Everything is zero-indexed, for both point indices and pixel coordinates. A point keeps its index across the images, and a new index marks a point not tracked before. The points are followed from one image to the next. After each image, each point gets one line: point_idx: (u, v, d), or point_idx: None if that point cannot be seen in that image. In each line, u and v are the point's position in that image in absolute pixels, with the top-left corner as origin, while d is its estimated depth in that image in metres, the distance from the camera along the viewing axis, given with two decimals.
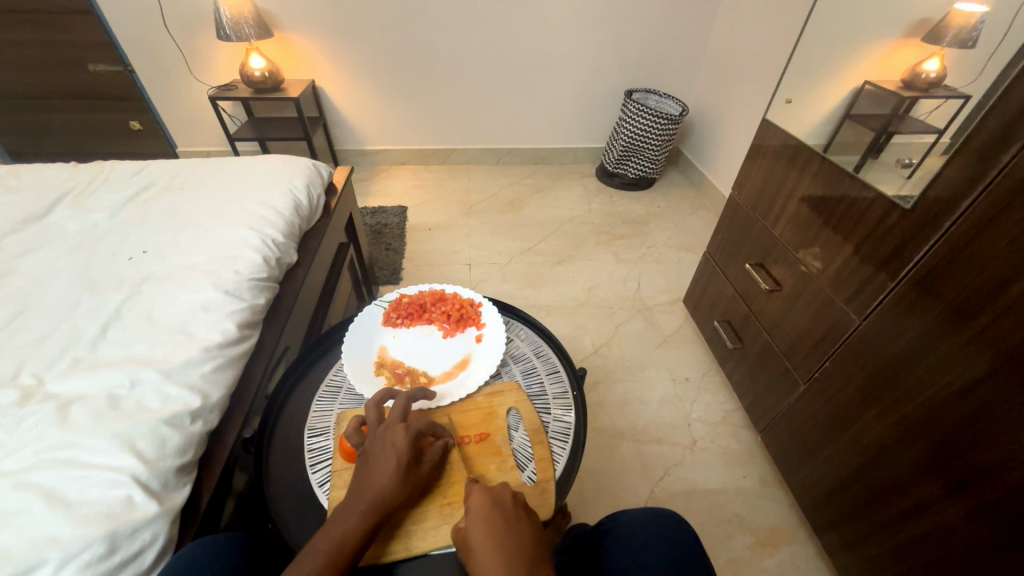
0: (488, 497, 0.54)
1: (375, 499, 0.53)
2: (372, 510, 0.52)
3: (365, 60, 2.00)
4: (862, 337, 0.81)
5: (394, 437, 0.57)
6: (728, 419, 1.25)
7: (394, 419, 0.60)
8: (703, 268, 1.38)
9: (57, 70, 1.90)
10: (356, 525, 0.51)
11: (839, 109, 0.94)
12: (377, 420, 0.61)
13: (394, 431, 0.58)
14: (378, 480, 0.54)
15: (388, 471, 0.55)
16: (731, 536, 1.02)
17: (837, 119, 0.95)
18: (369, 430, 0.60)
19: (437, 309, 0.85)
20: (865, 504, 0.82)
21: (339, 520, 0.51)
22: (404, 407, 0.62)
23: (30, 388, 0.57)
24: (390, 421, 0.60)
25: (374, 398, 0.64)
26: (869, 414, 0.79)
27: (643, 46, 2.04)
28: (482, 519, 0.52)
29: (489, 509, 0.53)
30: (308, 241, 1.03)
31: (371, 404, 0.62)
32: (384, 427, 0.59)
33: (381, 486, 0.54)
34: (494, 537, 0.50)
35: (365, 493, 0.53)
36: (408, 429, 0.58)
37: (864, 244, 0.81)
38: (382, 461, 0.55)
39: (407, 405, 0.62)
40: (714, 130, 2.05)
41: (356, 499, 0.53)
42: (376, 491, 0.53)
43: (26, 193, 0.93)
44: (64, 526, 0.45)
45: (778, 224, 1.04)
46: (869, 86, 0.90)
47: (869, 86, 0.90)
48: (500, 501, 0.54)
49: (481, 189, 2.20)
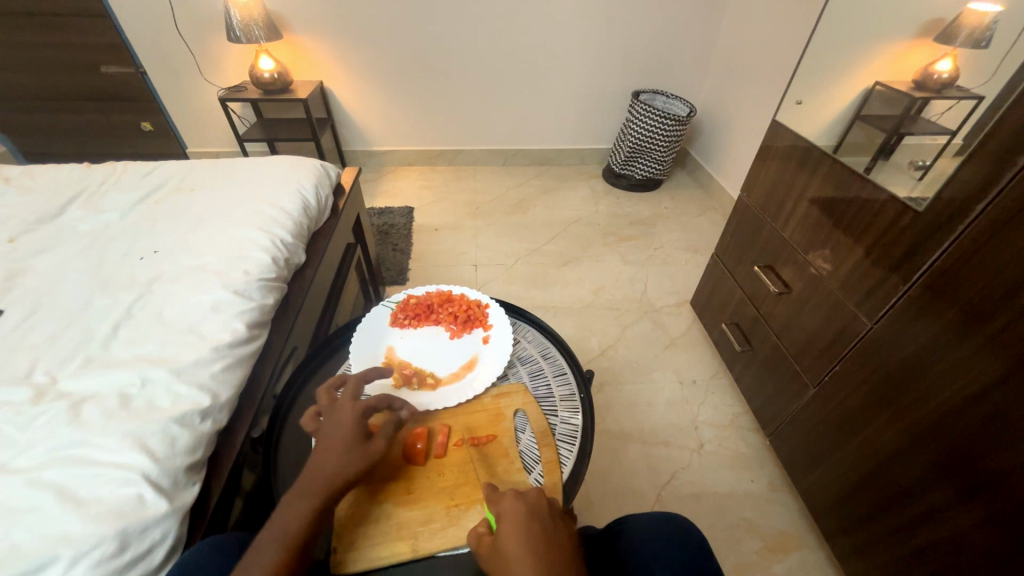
0: (522, 502, 0.53)
1: (328, 476, 0.54)
2: (326, 487, 0.53)
3: (373, 62, 2.01)
4: (873, 340, 0.80)
5: (342, 416, 0.59)
6: (736, 422, 1.24)
7: (344, 399, 0.62)
8: (711, 270, 1.37)
9: (71, 71, 1.92)
10: (312, 500, 0.52)
11: (849, 110, 0.94)
12: (329, 401, 0.63)
13: (342, 409, 0.60)
14: (329, 458, 0.55)
15: (338, 447, 0.56)
16: (739, 541, 1.01)
17: (847, 119, 0.94)
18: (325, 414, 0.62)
19: (444, 310, 0.85)
20: (876, 511, 0.81)
21: (296, 495, 0.52)
22: (354, 387, 0.63)
23: (43, 386, 0.58)
24: (341, 401, 0.62)
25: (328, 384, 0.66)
26: (880, 419, 0.78)
27: (650, 47, 2.03)
28: (517, 525, 0.51)
29: (523, 515, 0.52)
30: (317, 241, 1.04)
31: (324, 390, 0.64)
32: (335, 406, 0.61)
33: (332, 464, 0.55)
34: (529, 543, 0.49)
35: (316, 471, 0.54)
36: (355, 405, 0.60)
37: (875, 246, 0.80)
38: (332, 439, 0.57)
39: (358, 385, 0.64)
40: (722, 132, 2.04)
41: (310, 477, 0.54)
42: (329, 469, 0.54)
43: (40, 194, 0.94)
44: (76, 524, 0.46)
45: (787, 225, 1.03)
46: (880, 87, 0.89)
47: (880, 86, 0.89)
48: (533, 507, 0.53)
49: (487, 190, 2.20)
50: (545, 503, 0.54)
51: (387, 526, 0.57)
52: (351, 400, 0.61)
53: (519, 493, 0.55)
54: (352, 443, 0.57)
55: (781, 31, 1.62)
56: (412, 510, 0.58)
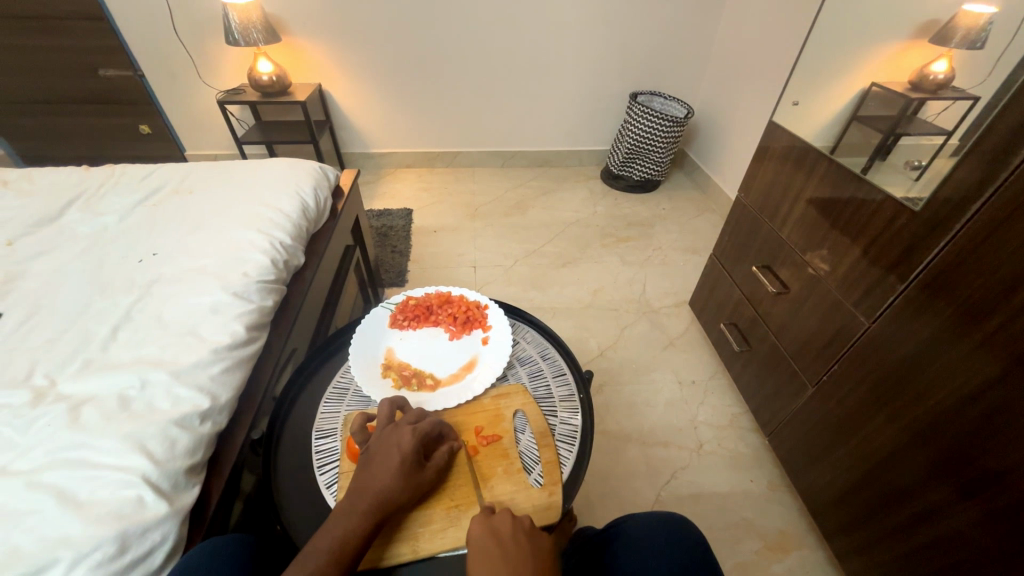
0: (474, 526, 0.53)
1: (376, 496, 0.53)
2: (373, 507, 0.53)
3: (371, 64, 2.01)
4: (871, 339, 0.80)
5: (399, 437, 0.58)
6: (734, 422, 1.24)
7: (404, 421, 0.61)
8: (709, 271, 1.37)
9: (68, 74, 1.92)
10: (358, 523, 0.51)
11: (846, 111, 0.94)
12: (387, 419, 0.62)
13: (404, 431, 0.59)
14: (380, 477, 0.55)
15: (393, 470, 0.55)
16: (738, 541, 1.01)
17: (844, 120, 0.94)
18: (378, 428, 0.61)
19: (443, 311, 0.85)
20: (875, 509, 0.81)
21: (342, 516, 0.52)
22: (414, 413, 0.63)
23: (42, 389, 0.58)
24: (398, 423, 0.61)
25: (386, 399, 0.65)
26: (879, 417, 0.79)
27: (647, 49, 2.04)
28: (473, 549, 0.51)
29: (478, 538, 0.52)
30: (315, 243, 1.04)
31: (384, 404, 0.63)
32: (392, 426, 0.60)
33: (383, 483, 0.54)
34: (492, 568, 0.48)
35: (367, 490, 0.54)
36: (415, 429, 0.59)
37: (872, 246, 0.80)
38: (386, 458, 0.56)
39: (418, 410, 0.63)
40: (720, 133, 2.04)
41: (358, 496, 0.53)
42: (379, 488, 0.54)
43: (38, 197, 0.94)
44: (75, 526, 0.46)
45: (785, 226, 1.04)
46: (876, 88, 0.90)
47: (877, 88, 0.89)
48: (487, 527, 0.53)
49: (486, 192, 2.20)
50: (498, 518, 0.53)
51: (401, 532, 0.56)
52: (411, 425, 0.60)
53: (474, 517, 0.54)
54: (409, 470, 0.56)
55: (777, 34, 1.63)
56: (413, 510, 0.58)
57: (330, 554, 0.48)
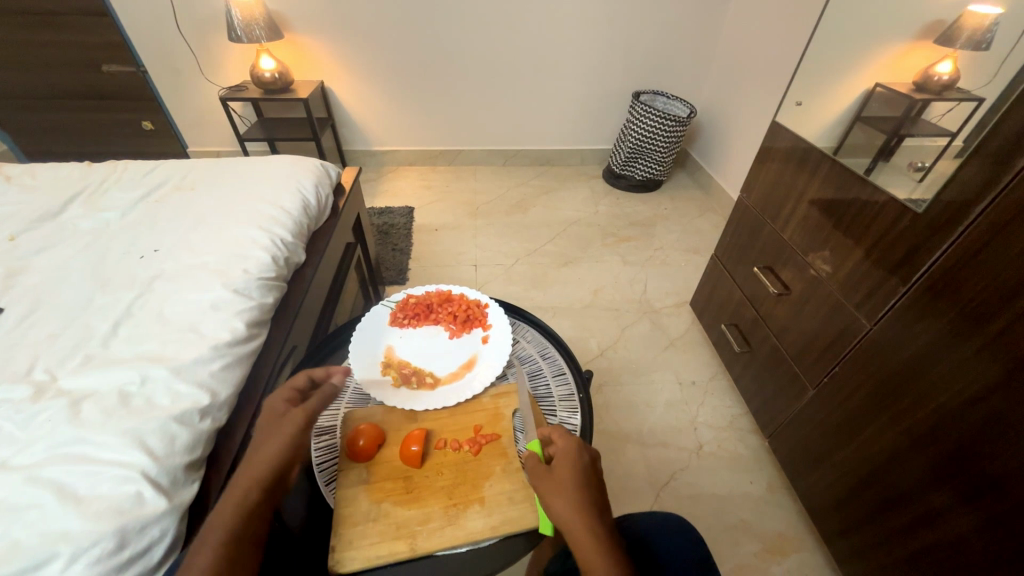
0: (581, 453, 0.58)
1: (261, 473, 0.52)
2: (262, 487, 0.51)
3: (374, 62, 2.01)
4: (872, 341, 0.80)
5: (283, 418, 0.57)
6: (734, 423, 1.24)
7: (285, 400, 0.59)
8: (710, 272, 1.37)
9: (71, 70, 1.93)
10: (246, 504, 0.50)
11: (849, 113, 0.93)
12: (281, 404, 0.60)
13: (292, 410, 0.57)
14: (264, 459, 0.53)
15: (280, 444, 0.54)
16: (738, 542, 1.01)
17: (847, 121, 0.94)
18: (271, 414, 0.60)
19: (444, 310, 0.85)
20: (876, 512, 0.81)
21: (232, 492, 0.50)
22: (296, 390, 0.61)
23: (43, 384, 0.58)
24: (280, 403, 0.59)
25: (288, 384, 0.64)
26: (881, 419, 0.78)
27: (651, 47, 2.03)
28: (576, 469, 0.56)
29: (582, 462, 0.57)
30: (317, 240, 1.04)
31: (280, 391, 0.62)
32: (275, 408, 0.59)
33: (268, 463, 0.53)
34: (583, 487, 0.54)
35: (250, 471, 0.52)
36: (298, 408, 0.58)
37: (875, 248, 0.80)
38: (270, 439, 0.55)
39: (298, 387, 0.62)
40: (723, 134, 2.04)
41: (249, 475, 0.52)
42: (261, 468, 0.52)
43: (39, 192, 0.94)
44: (76, 522, 0.46)
45: (787, 228, 1.04)
46: (880, 89, 0.89)
47: (881, 88, 0.89)
48: (588, 460, 0.58)
49: (487, 190, 2.20)
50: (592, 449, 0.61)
51: (385, 526, 0.54)
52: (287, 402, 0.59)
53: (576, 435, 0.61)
54: (296, 443, 0.55)
55: (781, 35, 1.63)
56: (407, 509, 0.56)
57: (222, 534, 0.47)
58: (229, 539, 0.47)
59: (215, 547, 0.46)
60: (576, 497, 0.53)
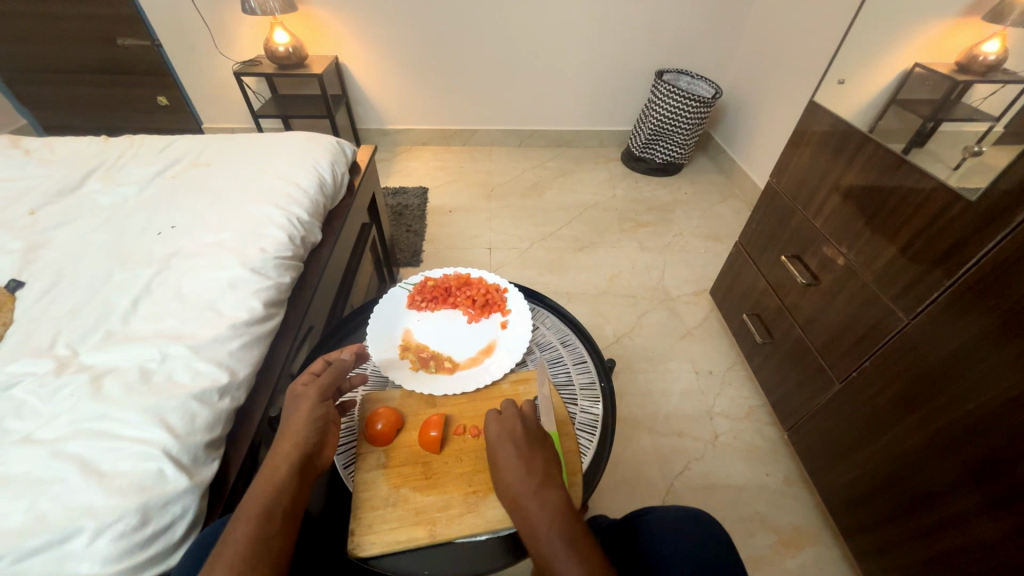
0: (500, 427, 0.57)
1: (294, 447, 0.52)
2: (296, 461, 0.51)
3: (389, 37, 1.96)
4: (908, 336, 0.76)
5: (305, 394, 0.57)
6: (751, 414, 1.21)
7: (305, 377, 0.60)
8: (733, 260, 1.33)
9: (86, 43, 1.91)
10: (284, 477, 0.50)
11: (885, 95, 0.90)
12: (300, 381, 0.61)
13: (308, 385, 0.58)
14: (293, 436, 0.53)
15: (301, 420, 0.55)
16: (752, 534, 1.00)
17: (881, 103, 0.90)
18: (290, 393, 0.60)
19: (462, 294, 0.83)
20: (900, 511, 0.79)
21: (269, 466, 0.51)
22: (314, 366, 0.62)
23: (65, 358, 0.59)
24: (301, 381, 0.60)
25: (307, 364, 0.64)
26: (912, 418, 0.75)
27: (676, 23, 1.94)
28: (499, 445, 0.55)
29: (504, 437, 0.56)
30: (333, 220, 1.03)
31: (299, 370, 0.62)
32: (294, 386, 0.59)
33: (297, 437, 0.53)
34: (511, 462, 0.53)
35: (283, 447, 0.52)
36: (318, 383, 0.58)
37: (917, 239, 0.75)
38: (295, 416, 0.55)
39: (317, 363, 0.62)
40: (749, 116, 1.95)
41: (281, 452, 0.52)
42: (297, 442, 0.53)
43: (58, 166, 0.94)
44: (99, 497, 0.46)
45: (819, 216, 0.99)
46: (919, 69, 0.85)
47: (919, 69, 0.85)
48: (510, 430, 0.56)
49: (502, 172, 2.16)
50: (524, 426, 0.57)
51: (405, 511, 0.54)
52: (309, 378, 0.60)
53: (505, 412, 0.58)
54: (317, 417, 0.55)
55: (816, 9, 1.53)
56: (428, 494, 0.55)
57: (261, 504, 0.47)
58: (270, 510, 0.47)
59: (257, 516, 0.46)
60: (506, 478, 0.53)
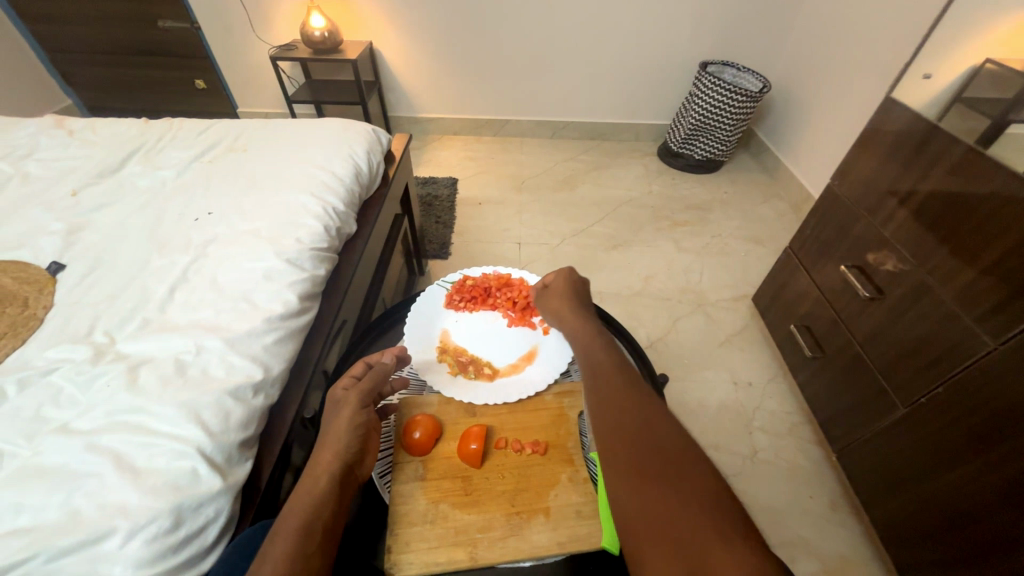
0: None
1: (336, 457, 0.50)
2: (336, 471, 0.49)
3: (425, 23, 1.92)
4: (994, 364, 0.69)
5: (346, 400, 0.55)
6: (793, 431, 1.15)
7: (347, 380, 0.58)
8: (781, 266, 1.25)
9: (129, 25, 1.93)
10: (323, 489, 0.47)
11: (948, 92, 0.85)
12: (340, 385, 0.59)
13: (349, 391, 0.56)
14: (334, 443, 0.51)
15: (342, 427, 0.52)
16: (793, 559, 0.94)
17: (944, 101, 0.85)
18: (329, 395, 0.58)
19: (502, 295, 0.79)
20: (969, 552, 0.72)
21: (310, 476, 0.48)
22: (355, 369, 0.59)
23: (102, 346, 0.57)
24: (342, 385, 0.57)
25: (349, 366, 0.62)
26: (991, 454, 0.68)
27: (725, 11, 1.83)
28: None
29: None
30: (367, 211, 1.00)
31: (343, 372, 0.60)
32: (335, 389, 0.57)
33: (339, 445, 0.51)
34: None
35: (325, 455, 0.50)
36: (359, 388, 0.56)
37: (1011, 257, 0.67)
38: (338, 423, 0.53)
39: (358, 365, 0.59)
40: (798, 111, 1.84)
41: (320, 461, 0.49)
42: (339, 450, 0.50)
43: (100, 148, 0.94)
44: (133, 496, 0.45)
45: (889, 224, 0.91)
46: (989, 66, 0.82)
47: (991, 65, 0.81)
48: None
49: (533, 164, 2.10)
50: None
51: (445, 530, 0.51)
52: (351, 382, 0.57)
53: None
54: (359, 425, 0.53)
55: None
56: (469, 513, 0.52)
57: (300, 518, 0.44)
58: (308, 526, 0.44)
59: (295, 531, 0.44)
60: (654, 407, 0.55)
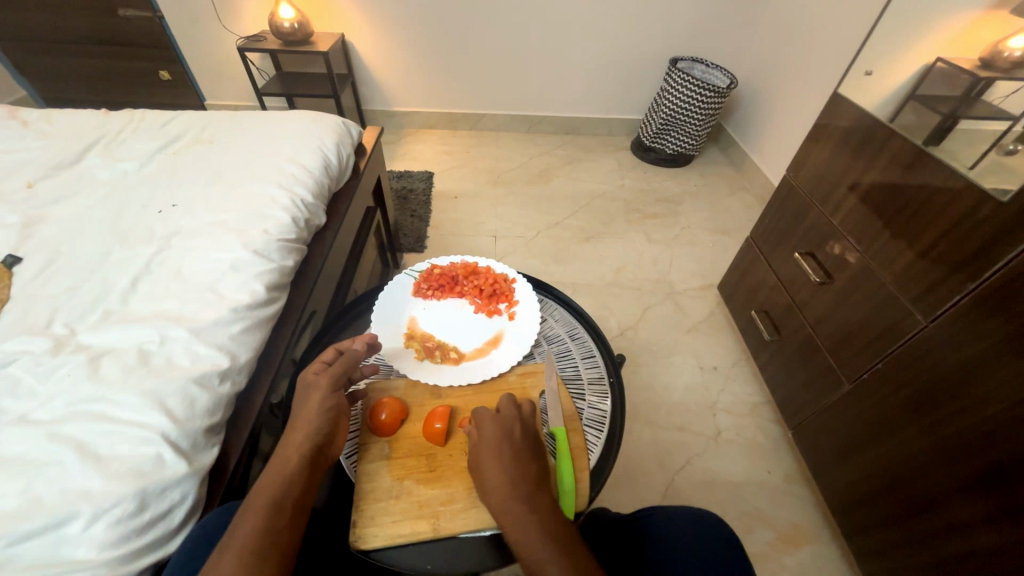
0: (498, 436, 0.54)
1: (305, 437, 0.51)
2: (306, 451, 0.50)
3: (398, 16, 1.91)
4: (924, 340, 0.74)
5: (318, 383, 0.56)
6: (754, 411, 1.20)
7: (319, 365, 0.59)
8: (743, 255, 1.31)
9: (86, 13, 1.86)
10: (292, 468, 0.49)
11: (903, 90, 0.90)
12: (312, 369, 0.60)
13: (319, 375, 0.57)
14: (304, 425, 0.52)
15: (313, 409, 0.54)
16: (751, 530, 1.00)
17: (901, 99, 0.90)
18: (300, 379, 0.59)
19: (469, 283, 0.81)
20: (903, 513, 0.78)
21: (280, 456, 0.50)
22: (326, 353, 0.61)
23: (63, 337, 0.57)
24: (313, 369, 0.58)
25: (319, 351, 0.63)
26: (922, 423, 0.74)
27: (694, 9, 1.88)
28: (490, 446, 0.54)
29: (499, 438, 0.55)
30: (337, 203, 1.00)
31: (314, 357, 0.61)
32: (307, 373, 0.58)
33: (309, 426, 0.52)
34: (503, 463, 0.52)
35: (296, 435, 0.52)
36: (331, 372, 0.57)
37: (940, 241, 0.73)
38: (310, 405, 0.54)
39: (329, 350, 0.61)
40: (763, 107, 1.91)
41: (290, 442, 0.51)
42: (309, 430, 0.52)
43: (57, 139, 0.91)
44: (96, 481, 0.45)
45: (837, 213, 0.96)
46: (942, 64, 0.86)
47: (942, 64, 0.86)
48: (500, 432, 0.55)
49: (509, 158, 2.12)
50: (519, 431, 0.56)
51: (411, 503, 0.53)
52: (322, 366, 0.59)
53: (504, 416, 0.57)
54: (328, 407, 0.54)
55: None
56: (435, 487, 0.54)
57: (269, 495, 0.46)
58: (276, 502, 0.46)
59: (264, 508, 0.45)
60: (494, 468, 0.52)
